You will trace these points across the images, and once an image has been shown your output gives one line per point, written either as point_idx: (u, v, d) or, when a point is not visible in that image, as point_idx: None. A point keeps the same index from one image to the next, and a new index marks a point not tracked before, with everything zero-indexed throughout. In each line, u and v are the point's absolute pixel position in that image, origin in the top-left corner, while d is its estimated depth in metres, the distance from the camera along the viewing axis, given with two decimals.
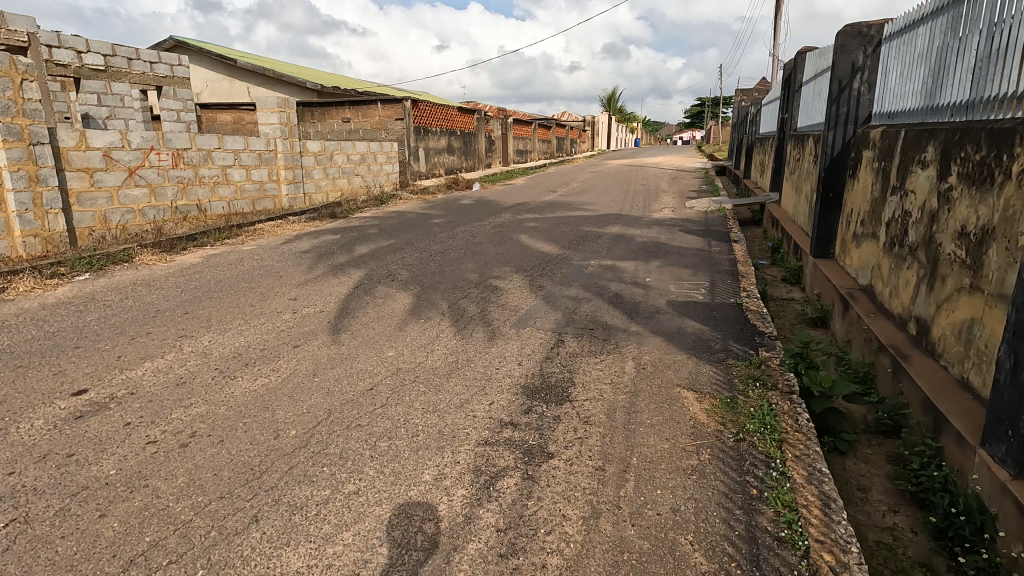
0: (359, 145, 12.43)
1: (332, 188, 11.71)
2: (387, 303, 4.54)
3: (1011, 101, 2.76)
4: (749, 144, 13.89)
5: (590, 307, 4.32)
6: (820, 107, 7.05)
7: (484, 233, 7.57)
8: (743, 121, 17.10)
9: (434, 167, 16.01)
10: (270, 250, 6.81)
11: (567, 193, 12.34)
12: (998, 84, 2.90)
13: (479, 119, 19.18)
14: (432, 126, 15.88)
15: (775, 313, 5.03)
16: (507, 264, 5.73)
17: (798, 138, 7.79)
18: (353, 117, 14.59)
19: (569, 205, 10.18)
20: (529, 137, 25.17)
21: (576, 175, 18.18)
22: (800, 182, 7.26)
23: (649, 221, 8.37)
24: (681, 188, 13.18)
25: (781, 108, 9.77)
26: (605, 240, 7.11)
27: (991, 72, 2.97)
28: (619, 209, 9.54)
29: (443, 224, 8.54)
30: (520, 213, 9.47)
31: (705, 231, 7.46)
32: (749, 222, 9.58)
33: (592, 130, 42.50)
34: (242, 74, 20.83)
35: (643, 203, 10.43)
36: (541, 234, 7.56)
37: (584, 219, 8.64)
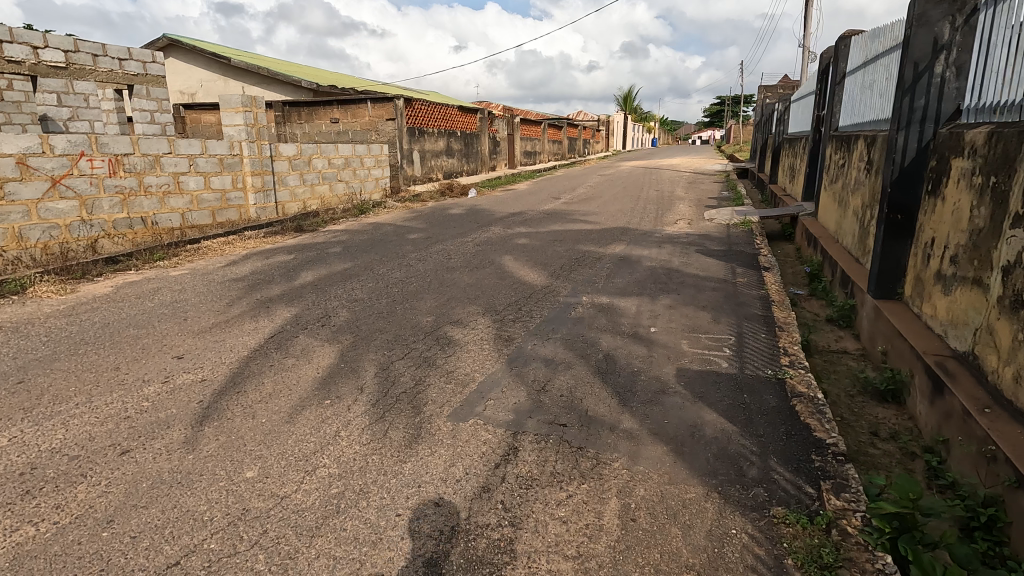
0: (341, 148, 11.34)
1: (310, 196, 10.64)
2: (299, 366, 3.41)
3: (1015, 107, 2.88)
4: (776, 146, 12.50)
5: (568, 377, 3.12)
6: (872, 104, 5.73)
7: (463, 254, 6.40)
8: (767, 121, 15.69)
9: (430, 171, 14.90)
10: (202, 275, 5.71)
11: (572, 201, 11.10)
12: (1005, 91, 3.00)
13: (483, 119, 18.03)
14: (429, 126, 14.76)
15: (824, 377, 3.76)
16: (476, 301, 4.56)
17: (841, 141, 6.46)
18: (342, 117, 13.54)
19: (571, 217, 8.96)
20: (538, 138, 23.94)
21: (584, 179, 16.92)
22: (846, 194, 5.94)
23: (659, 238, 7.12)
24: (699, 194, 11.86)
25: (817, 106, 8.42)
26: (604, 264, 5.88)
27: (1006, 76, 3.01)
28: (626, 222, 8.29)
29: (421, 239, 7.39)
30: (513, 226, 8.26)
31: (727, 252, 6.18)
32: (778, 237, 8.26)
33: (607, 130, 41.07)
34: (237, 73, 19.92)
35: (655, 214, 9.16)
36: (531, 254, 6.37)
37: (584, 234, 7.41)
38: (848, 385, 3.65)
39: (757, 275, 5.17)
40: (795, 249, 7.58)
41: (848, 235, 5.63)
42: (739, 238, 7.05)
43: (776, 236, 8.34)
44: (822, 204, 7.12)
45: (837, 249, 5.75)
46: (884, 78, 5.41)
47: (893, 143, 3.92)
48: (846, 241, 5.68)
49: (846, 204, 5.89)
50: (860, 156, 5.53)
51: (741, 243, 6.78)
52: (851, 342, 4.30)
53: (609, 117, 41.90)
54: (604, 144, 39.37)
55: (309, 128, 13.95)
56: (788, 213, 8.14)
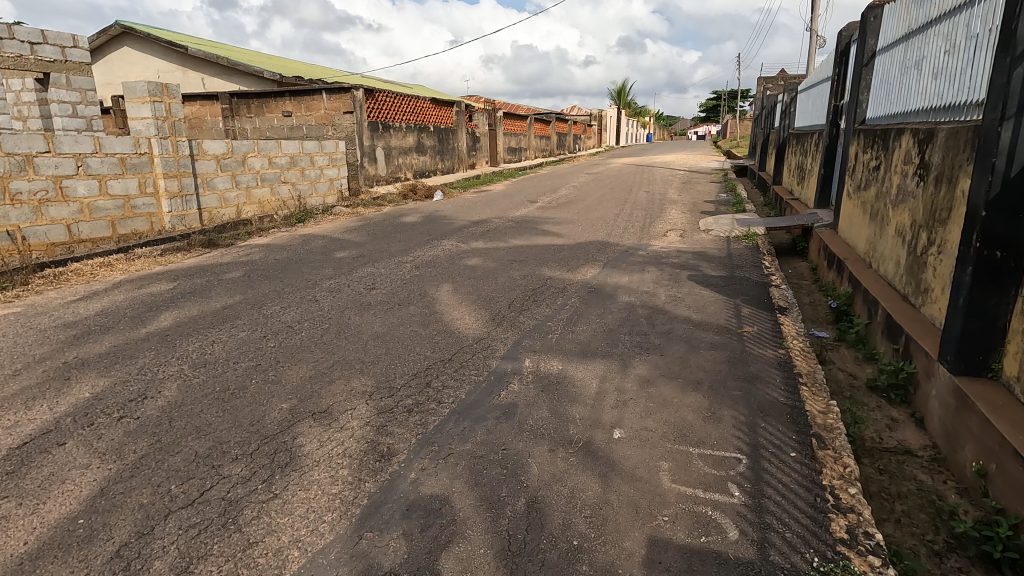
0: (285, 144, 9.89)
1: (245, 201, 9.21)
2: (8, 519, 2.00)
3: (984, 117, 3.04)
4: (780, 142, 11.13)
5: (451, 564, 1.73)
6: (923, 87, 4.35)
7: (392, 283, 5.01)
8: (769, 114, 14.24)
9: (397, 171, 13.46)
10: (34, 314, 4.31)
11: (548, 206, 9.71)
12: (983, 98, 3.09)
13: (460, 112, 16.57)
14: (394, 121, 13.31)
15: (887, 512, 2.39)
16: (371, 369, 3.18)
17: (873, 137, 5.08)
18: (294, 111, 12.12)
19: (542, 228, 7.57)
20: (524, 134, 22.50)
21: (569, 178, 15.50)
22: (883, 206, 4.57)
23: (643, 258, 5.73)
24: (693, 197, 10.47)
25: (835, 95, 7.04)
26: (568, 298, 4.49)
27: None
28: (606, 235, 6.91)
29: (352, 259, 5.99)
30: (471, 239, 6.87)
31: (729, 280, 4.80)
32: (787, 253, 6.90)
33: (600, 125, 39.52)
34: (195, 63, 18.39)
35: (642, 224, 7.78)
36: (478, 282, 4.98)
37: (553, 254, 6.03)
38: (927, 527, 2.29)
39: (771, 320, 3.80)
40: (810, 269, 6.23)
41: (889, 260, 4.27)
42: (743, 257, 5.68)
43: (785, 250, 6.98)
44: (844, 215, 5.76)
45: (873, 279, 4.39)
46: (941, 51, 4.02)
47: (992, 139, 2.55)
48: (887, 268, 4.31)
49: (883, 219, 4.52)
50: (907, 157, 4.16)
51: (747, 264, 5.41)
52: (912, 433, 2.94)
53: (601, 111, 40.37)
54: (597, 140, 37.90)
55: (260, 122, 12.51)
56: (801, 222, 6.77)
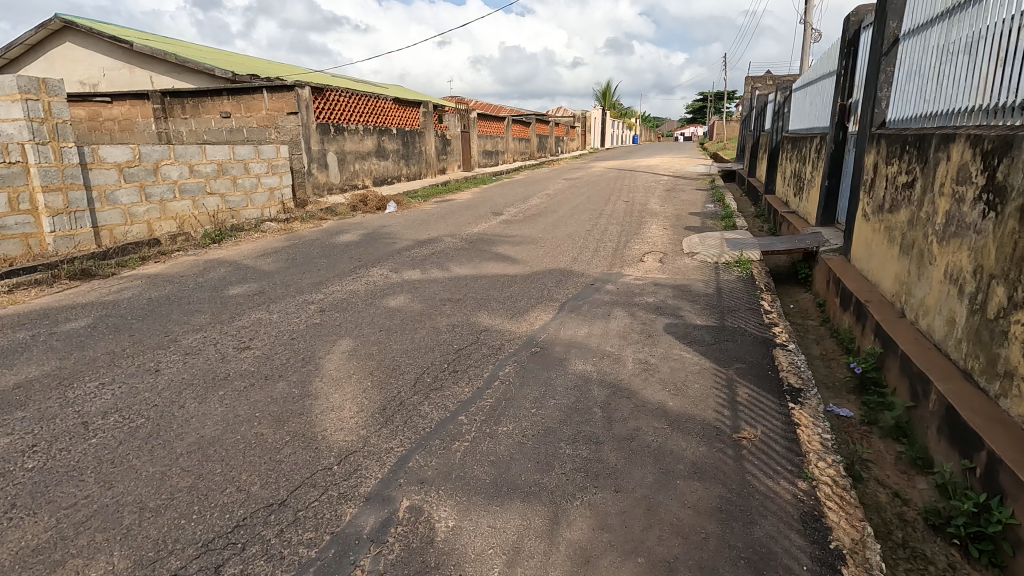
0: (210, 150, 8.63)
1: (159, 215, 7.91)
2: None
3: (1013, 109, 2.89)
4: (772, 146, 10.06)
5: None
6: (978, 77, 3.28)
7: (276, 338, 3.80)
8: (759, 116, 13.15)
9: (353, 177, 12.21)
10: None
11: (512, 220, 8.53)
12: (1001, 94, 3.02)
13: (428, 113, 15.34)
14: (349, 123, 12.07)
15: None
16: (143, 531, 1.95)
17: (900, 144, 3.95)
18: (233, 111, 10.84)
19: (498, 250, 6.38)
20: (500, 136, 21.31)
21: (544, 184, 14.33)
22: (920, 236, 3.45)
23: (611, 297, 4.56)
24: (677, 208, 9.35)
25: (842, 92, 5.93)
26: (502, 364, 3.30)
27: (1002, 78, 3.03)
28: (570, 262, 5.72)
29: (247, 297, 4.76)
30: (407, 266, 5.66)
31: (718, 335, 3.64)
32: (787, 281, 5.77)
33: (584, 127, 38.43)
34: (143, 60, 17.01)
35: (615, 244, 6.62)
36: (390, 337, 3.79)
37: (500, 289, 4.85)
38: None
39: (782, 412, 2.63)
40: (816, 305, 5.10)
41: (936, 314, 3.14)
42: (737, 293, 4.53)
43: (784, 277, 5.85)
44: (860, 240, 4.65)
45: (913, 338, 3.25)
46: (1007, 25, 3.03)
47: None
48: (933, 324, 3.16)
49: (923, 255, 3.38)
50: (961, 174, 3.03)
51: (742, 305, 4.26)
52: None
53: (585, 112, 39.30)
54: (581, 142, 36.87)
55: (197, 124, 11.22)
56: (804, 244, 5.65)
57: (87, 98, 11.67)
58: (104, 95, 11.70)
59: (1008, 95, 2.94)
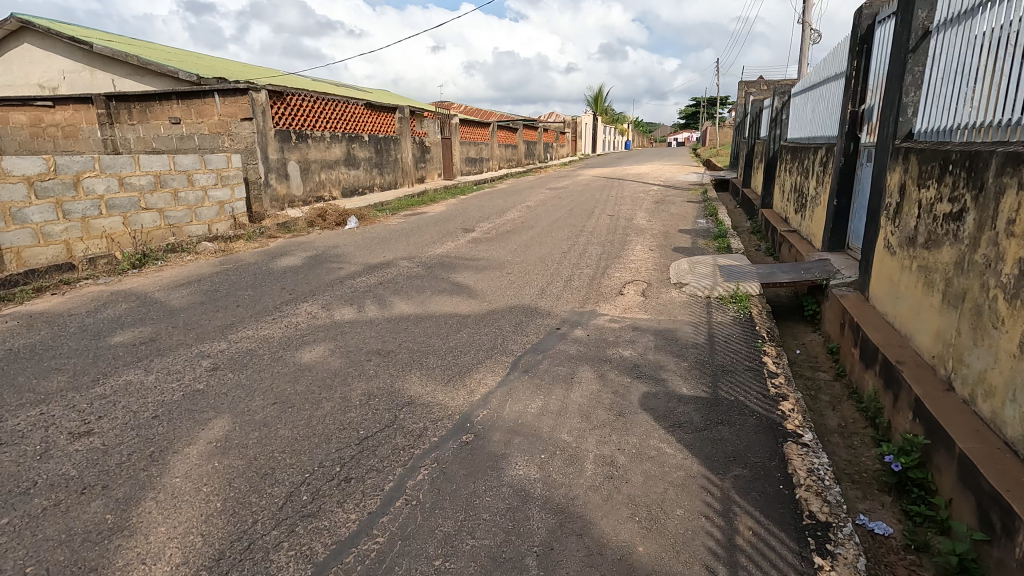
0: (144, 160, 7.70)
1: (81, 234, 6.97)
2: None
3: (1007, 127, 2.72)
4: (768, 156, 9.26)
5: None
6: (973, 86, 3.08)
7: (132, 417, 2.89)
8: (754, 123, 12.37)
9: (318, 188, 11.31)
10: None
11: (481, 239, 7.66)
12: (993, 111, 2.85)
13: (404, 118, 14.46)
14: (313, 129, 11.19)
15: None
16: None
17: (939, 163, 3.12)
18: (183, 117, 9.93)
19: (457, 279, 5.50)
20: (485, 142, 20.46)
21: (527, 194, 13.46)
22: (975, 287, 2.61)
23: (578, 349, 3.69)
24: (665, 224, 8.51)
25: (852, 98, 5.12)
26: (416, 466, 2.42)
27: (994, 95, 2.87)
28: (536, 297, 4.84)
29: (132, 348, 3.86)
30: (343, 302, 4.77)
31: (710, 415, 2.77)
32: (791, 318, 4.93)
33: (574, 132, 37.66)
34: (104, 62, 16.05)
35: (593, 271, 5.76)
36: (284, 414, 2.89)
37: (446, 336, 3.97)
38: None
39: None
40: (827, 351, 4.26)
41: (1006, 400, 2.30)
42: (733, 344, 3.67)
43: (787, 312, 5.00)
44: (883, 276, 3.80)
45: (972, 430, 2.40)
46: (1007, 32, 2.79)
47: None
48: (1002, 414, 2.32)
49: (981, 314, 2.54)
50: None
51: (740, 362, 3.40)
52: None
53: (576, 117, 38.57)
54: (571, 148, 36.11)
55: (145, 130, 10.30)
56: (810, 274, 4.81)
57: (27, 102, 10.72)
58: (46, 99, 10.76)
59: (1002, 113, 2.77)
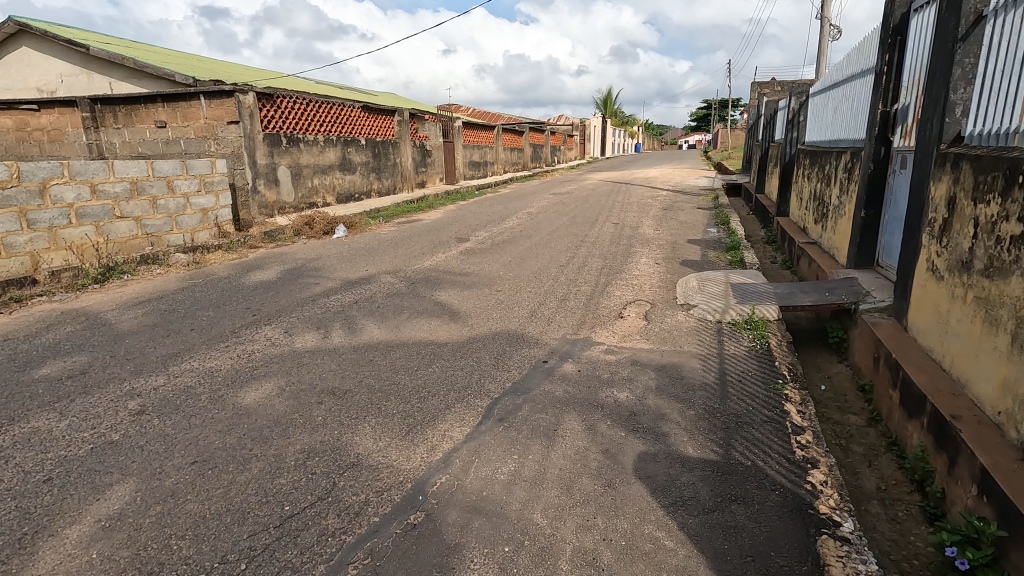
0: (120, 166, 7.27)
1: (47, 245, 6.53)
2: None
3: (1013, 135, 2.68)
4: (784, 161, 8.66)
5: None
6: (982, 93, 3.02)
7: (19, 482, 2.40)
8: (769, 125, 11.75)
9: (311, 195, 10.87)
10: None
11: (475, 251, 7.14)
12: (998, 119, 2.82)
13: (403, 121, 13.99)
14: (306, 133, 10.76)
15: None
16: None
17: (1001, 172, 2.57)
18: (169, 121, 9.52)
19: (441, 299, 4.97)
20: (489, 146, 19.96)
21: (529, 200, 12.93)
22: None
23: (566, 390, 3.15)
24: (673, 234, 7.94)
25: (883, 97, 4.55)
26: (342, 564, 1.89)
27: (998, 103, 2.84)
28: (526, 322, 4.30)
29: (55, 383, 3.37)
30: (308, 327, 4.27)
31: (723, 489, 2.22)
32: (812, 345, 4.35)
33: (582, 135, 37.10)
34: (100, 65, 15.76)
35: (591, 289, 5.21)
36: (199, 480, 2.38)
37: (415, 371, 3.44)
38: None
39: None
40: (858, 388, 3.67)
41: None
42: (748, 385, 3.10)
43: (808, 339, 4.41)
44: (928, 304, 3.22)
45: None
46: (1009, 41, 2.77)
47: None
48: None
49: None
50: None
51: (757, 411, 2.84)
52: None
53: (585, 120, 38.02)
54: (579, 152, 35.56)
55: (131, 134, 9.91)
56: (836, 297, 4.23)
57: (11, 105, 10.38)
58: (31, 102, 10.41)
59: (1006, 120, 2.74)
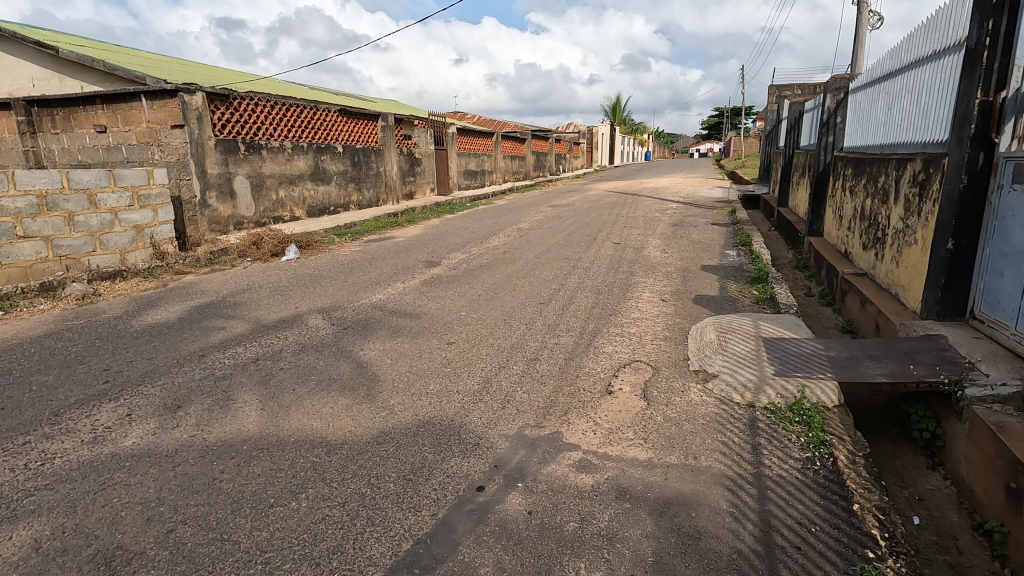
0: (23, 177, 6.08)
1: None
2: None
3: None
4: (816, 170, 7.32)
5: None
6: None
7: None
8: (793, 130, 10.42)
9: (275, 208, 9.71)
10: None
11: (441, 281, 5.86)
12: None
13: (388, 127, 12.80)
14: (270, 139, 9.60)
15: None
16: None
17: None
18: (110, 126, 8.39)
19: (369, 358, 3.69)
20: (487, 154, 18.78)
21: (523, 213, 11.65)
22: None
23: (499, 565, 1.85)
24: (683, 258, 6.61)
25: (983, 82, 3.22)
26: None
27: None
28: (471, 401, 3.00)
29: None
30: (162, 409, 3.00)
31: None
32: (885, 439, 3.01)
33: (589, 143, 35.89)
34: (71, 68, 14.77)
35: (573, 342, 3.90)
36: None
37: (268, 507, 2.16)
38: None
39: None
40: (974, 529, 2.34)
41: None
42: (814, 566, 1.79)
43: (875, 424, 3.07)
44: None
45: None
46: None
47: None
48: None
49: None
50: None
51: None
52: None
53: (593, 128, 36.88)
54: (587, 160, 34.33)
55: (70, 141, 8.81)
56: (920, 370, 2.89)
57: None
58: None
59: None
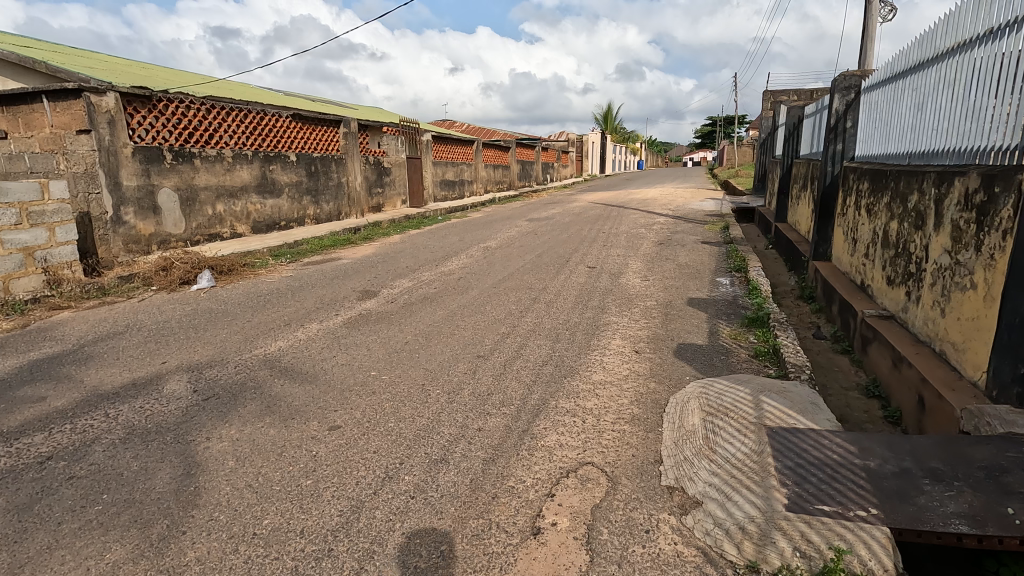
0: None
1: None
2: None
3: None
4: (820, 182, 6.30)
5: None
6: None
7: None
8: (791, 138, 9.44)
9: (211, 224, 8.63)
10: None
11: (368, 320, 4.78)
12: None
13: (350, 134, 11.75)
14: (206, 146, 8.51)
15: None
16: None
17: None
18: (11, 133, 7.28)
19: (208, 458, 2.57)
20: (467, 163, 17.77)
21: (496, 228, 10.63)
22: None
23: None
24: (666, 288, 5.55)
25: None
26: None
27: None
28: (313, 558, 1.90)
29: None
30: None
31: None
32: None
33: (578, 152, 35.04)
34: (10, 70, 13.59)
35: (505, 427, 2.81)
36: None
37: None
38: None
39: None
40: None
41: None
42: None
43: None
44: None
45: None
46: None
47: None
48: None
49: None
50: None
51: None
52: None
53: (582, 137, 36.03)
54: (576, 170, 33.46)
55: None
56: (1021, 512, 1.82)
57: None
58: None
59: None
